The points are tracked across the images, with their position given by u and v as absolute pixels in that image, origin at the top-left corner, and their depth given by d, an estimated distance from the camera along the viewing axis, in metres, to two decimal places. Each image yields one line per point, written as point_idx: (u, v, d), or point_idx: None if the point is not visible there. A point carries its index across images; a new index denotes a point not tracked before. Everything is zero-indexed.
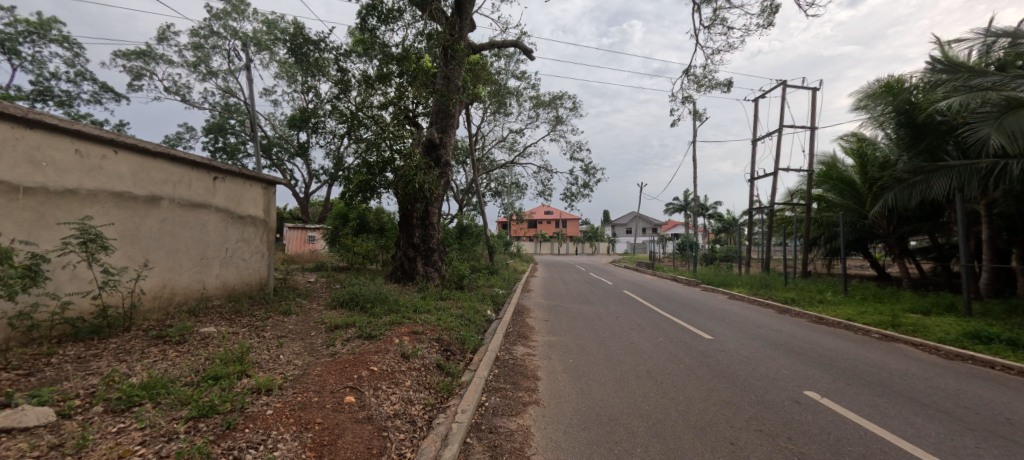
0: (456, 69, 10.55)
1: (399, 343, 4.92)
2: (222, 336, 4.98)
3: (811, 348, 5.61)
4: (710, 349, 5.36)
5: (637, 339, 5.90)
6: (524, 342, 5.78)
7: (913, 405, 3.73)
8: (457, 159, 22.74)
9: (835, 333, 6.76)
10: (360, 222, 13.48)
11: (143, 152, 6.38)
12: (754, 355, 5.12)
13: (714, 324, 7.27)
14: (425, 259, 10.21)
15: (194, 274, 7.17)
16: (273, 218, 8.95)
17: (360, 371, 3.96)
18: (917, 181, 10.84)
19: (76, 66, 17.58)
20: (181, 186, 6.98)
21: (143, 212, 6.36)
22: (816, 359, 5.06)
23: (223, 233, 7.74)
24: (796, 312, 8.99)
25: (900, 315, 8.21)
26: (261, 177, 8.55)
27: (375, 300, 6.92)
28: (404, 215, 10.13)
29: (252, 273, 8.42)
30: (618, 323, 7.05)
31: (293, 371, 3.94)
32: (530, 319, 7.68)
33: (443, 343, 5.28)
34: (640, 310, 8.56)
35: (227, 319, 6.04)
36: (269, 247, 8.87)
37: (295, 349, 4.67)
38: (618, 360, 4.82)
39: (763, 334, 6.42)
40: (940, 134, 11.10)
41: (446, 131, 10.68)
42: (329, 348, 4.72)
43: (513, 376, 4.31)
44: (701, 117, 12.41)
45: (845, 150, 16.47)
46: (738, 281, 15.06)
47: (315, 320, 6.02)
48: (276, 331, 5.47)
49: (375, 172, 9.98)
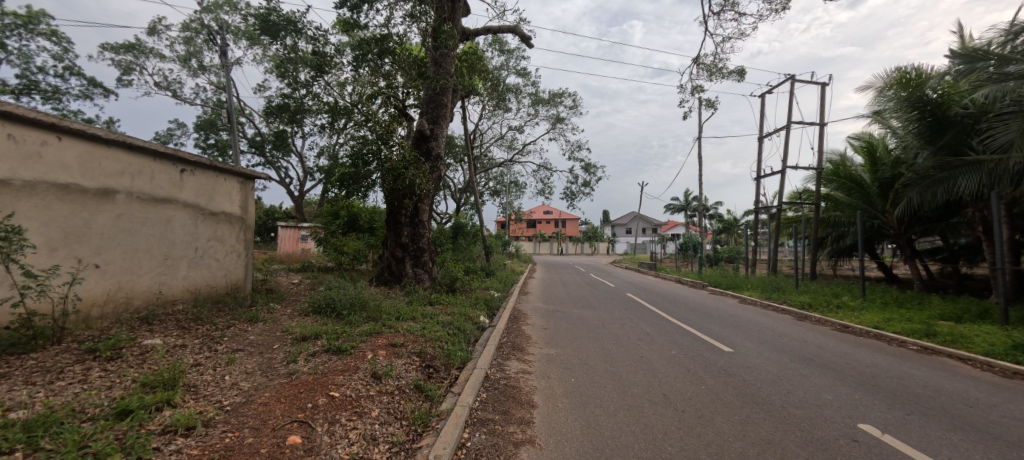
0: (448, 55, 9.84)
1: (372, 359, 4.17)
2: (166, 351, 4.25)
3: (847, 364, 4.92)
4: (732, 366, 4.68)
5: (648, 352, 5.20)
6: (519, 356, 5.07)
7: (998, 443, 3.03)
8: (455, 157, 22.04)
9: (866, 344, 6.09)
10: (350, 220, 12.73)
11: (94, 140, 5.66)
12: (785, 373, 4.44)
13: (730, 332, 6.57)
14: (414, 260, 9.49)
15: (156, 276, 6.44)
16: (251, 215, 8.22)
17: (317, 398, 3.23)
18: (943, 178, 10.11)
19: (64, 61, 16.83)
20: (141, 179, 6.26)
21: (94, 207, 5.64)
22: (858, 378, 4.37)
23: (191, 231, 7.02)
24: (817, 319, 8.28)
25: (933, 322, 7.48)
26: (238, 171, 7.83)
27: (354, 306, 6.18)
28: (393, 212, 9.44)
29: (226, 275, 7.70)
30: (624, 332, 6.37)
31: (237, 398, 3.23)
32: (526, 326, 6.97)
33: (425, 358, 4.56)
34: (648, 316, 7.89)
35: (182, 328, 5.29)
36: (247, 247, 8.17)
37: (247, 368, 3.93)
38: (628, 380, 4.15)
39: (789, 346, 5.73)
40: (961, 128, 10.39)
41: (437, 122, 9.93)
42: (287, 367, 3.98)
43: (505, 403, 3.58)
44: (712, 107, 11.78)
45: (856, 147, 15.65)
46: (747, 284, 14.29)
47: (282, 329, 5.30)
48: (233, 343, 4.73)
49: (359, 167, 9.19)
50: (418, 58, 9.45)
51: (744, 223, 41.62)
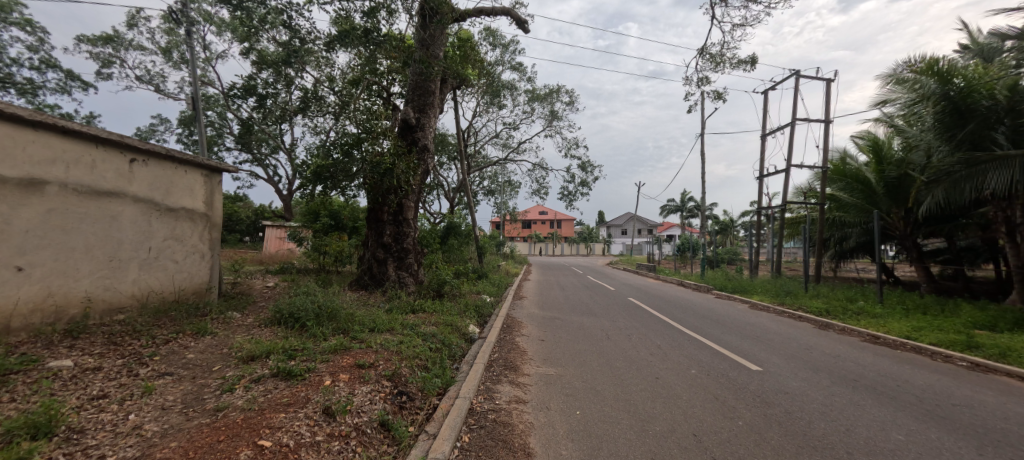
0: (437, 36, 8.97)
1: (328, 387, 3.34)
2: (70, 380, 3.38)
3: (900, 388, 4.15)
4: (766, 390, 3.90)
5: (663, 372, 4.42)
6: (511, 378, 4.27)
7: None
8: (448, 155, 21.17)
9: (908, 360, 5.34)
10: (332, 219, 11.87)
11: (16, 121, 4.77)
12: (833, 401, 3.67)
13: (750, 345, 5.80)
14: (398, 263, 8.63)
15: (97, 280, 5.52)
16: (218, 212, 7.30)
17: (239, 450, 2.40)
18: (967, 176, 9.53)
19: (39, 53, 15.79)
20: (80, 168, 5.36)
21: (17, 199, 4.77)
22: (925, 410, 3.60)
23: (143, 229, 6.10)
24: (841, 328, 7.54)
25: (969, 332, 6.74)
26: (200, 161, 6.91)
27: (321, 317, 5.29)
28: (375, 209, 8.58)
29: (187, 278, 6.77)
30: (632, 345, 5.61)
31: (128, 452, 2.39)
32: (521, 338, 6.15)
33: (396, 384, 3.74)
34: (656, 325, 7.15)
35: (111, 345, 4.43)
36: (213, 247, 7.25)
37: (164, 402, 3.10)
38: (647, 413, 3.35)
39: (822, 363, 4.98)
40: (984, 120, 9.44)
41: (424, 110, 9.06)
42: (217, 399, 3.16)
43: (493, 452, 2.77)
44: (721, 99, 11.12)
45: (861, 145, 15.01)
46: (754, 287, 13.57)
47: (229, 346, 4.44)
48: (164, 364, 3.89)
49: (336, 158, 8.27)
50: (405, 43, 8.68)
51: (739, 224, 41.28)
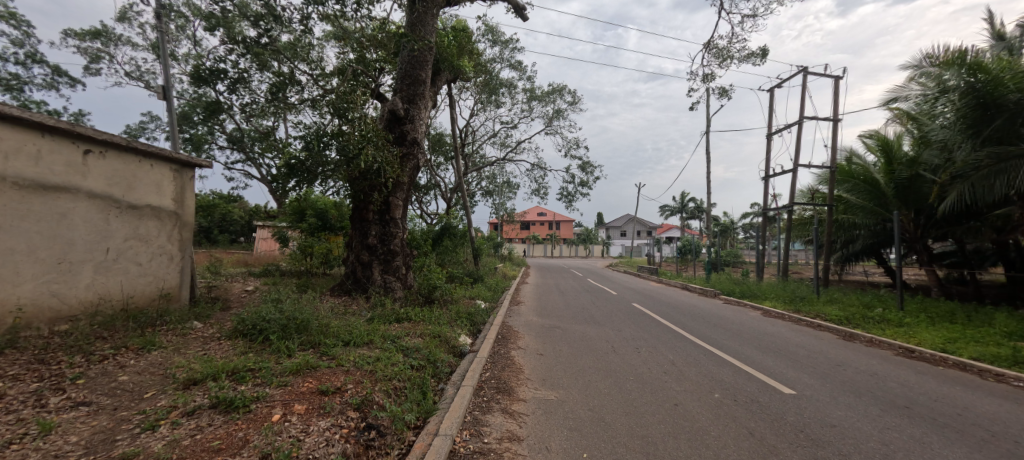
0: (428, 19, 8.29)
1: (271, 425, 2.67)
2: None
3: (963, 419, 3.51)
4: (810, 423, 3.27)
5: (680, 396, 3.82)
6: (504, 404, 3.63)
7: None
8: (444, 154, 20.48)
9: (958, 380, 4.68)
10: (319, 220, 10.95)
11: None
12: (894, 439, 3.04)
13: (775, 360, 5.19)
14: (384, 266, 7.96)
15: (41, 285, 4.77)
16: (190, 209, 6.50)
17: None
18: (997, 170, 8.95)
19: (23, 47, 15.12)
20: (21, 159, 4.64)
21: None
22: (1010, 451, 2.94)
23: (99, 228, 5.32)
24: (868, 341, 6.89)
25: (1011, 345, 6.08)
26: (168, 154, 6.14)
27: (289, 330, 4.61)
28: (359, 207, 7.95)
29: (154, 282, 5.99)
30: (642, 361, 4.99)
31: None
32: (517, 351, 5.52)
33: (363, 416, 3.05)
34: (665, 335, 6.52)
35: (32, 365, 3.72)
36: (184, 249, 6.43)
37: (62, 447, 2.43)
38: (668, 455, 2.72)
39: (862, 384, 4.35)
40: (1013, 115, 8.73)
41: (413, 101, 8.38)
42: (130, 443, 2.49)
43: None
44: (729, 96, 10.53)
45: (868, 146, 14.45)
46: (763, 291, 12.90)
47: (174, 366, 3.75)
48: (83, 392, 3.19)
49: (314, 151, 7.54)
50: (393, 31, 8.05)
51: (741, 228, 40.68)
